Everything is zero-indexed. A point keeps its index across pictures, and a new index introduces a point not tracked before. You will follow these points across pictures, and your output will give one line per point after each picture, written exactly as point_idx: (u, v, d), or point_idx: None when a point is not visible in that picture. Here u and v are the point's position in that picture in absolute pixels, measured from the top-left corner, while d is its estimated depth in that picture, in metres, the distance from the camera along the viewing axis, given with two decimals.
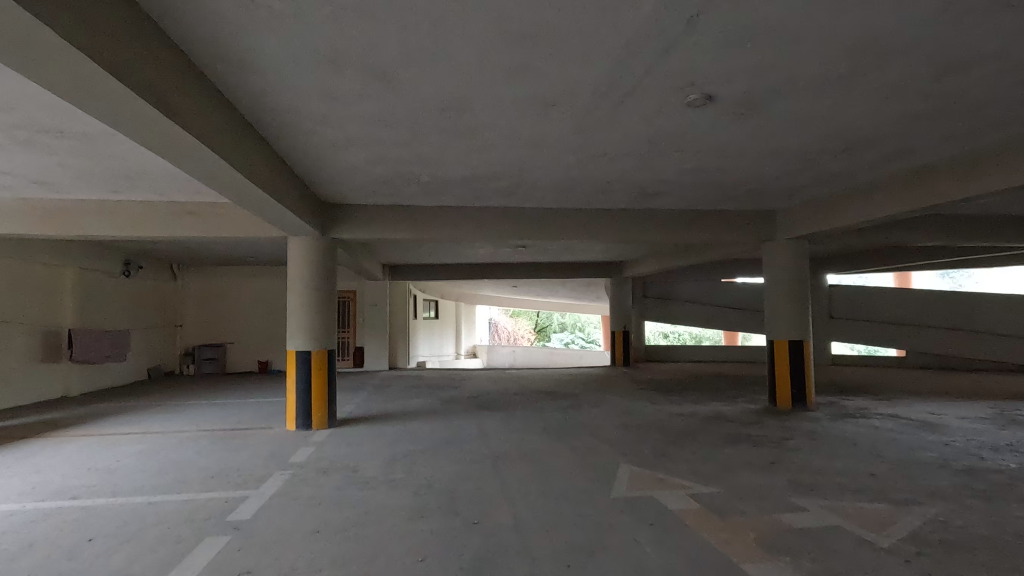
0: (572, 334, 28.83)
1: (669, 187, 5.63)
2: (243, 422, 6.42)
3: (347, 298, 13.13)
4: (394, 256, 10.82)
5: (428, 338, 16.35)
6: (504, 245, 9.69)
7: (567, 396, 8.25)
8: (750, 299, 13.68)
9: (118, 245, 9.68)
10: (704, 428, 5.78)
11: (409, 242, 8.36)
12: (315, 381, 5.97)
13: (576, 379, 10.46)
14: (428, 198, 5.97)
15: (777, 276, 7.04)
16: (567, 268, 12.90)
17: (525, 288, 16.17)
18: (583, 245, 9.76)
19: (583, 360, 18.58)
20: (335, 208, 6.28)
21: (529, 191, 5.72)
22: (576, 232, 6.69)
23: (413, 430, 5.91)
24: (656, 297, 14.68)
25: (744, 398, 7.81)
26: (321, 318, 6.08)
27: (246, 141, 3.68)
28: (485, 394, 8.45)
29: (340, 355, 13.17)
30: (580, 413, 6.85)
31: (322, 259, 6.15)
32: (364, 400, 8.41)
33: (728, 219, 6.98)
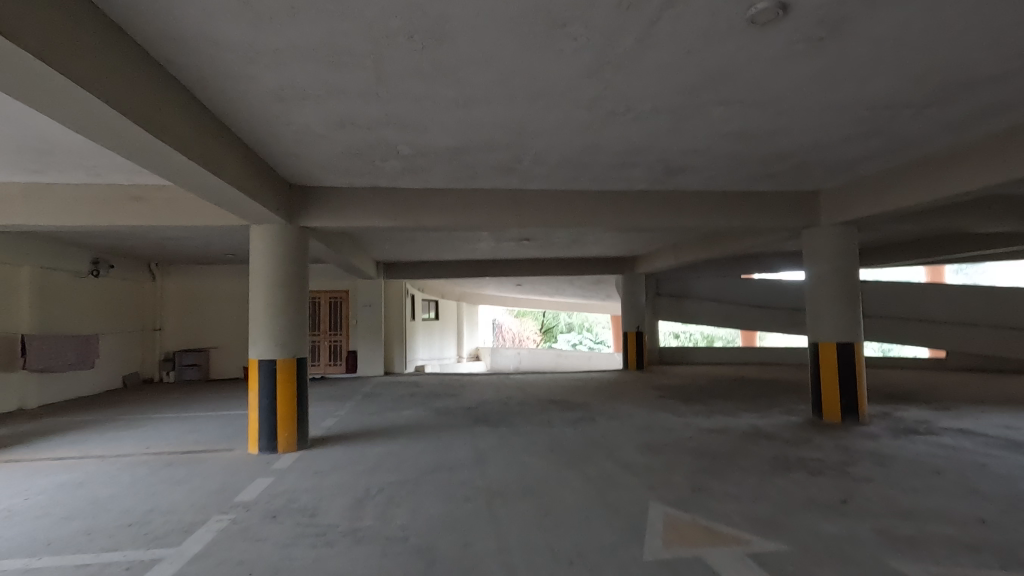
0: (580, 335, 27.86)
1: (701, 162, 4.69)
2: (200, 442, 5.52)
3: (339, 299, 12.34)
4: (386, 251, 9.91)
5: (427, 340, 15.43)
6: (506, 238, 8.77)
7: (578, 407, 7.30)
8: (769, 298, 12.80)
9: (82, 243, 8.77)
10: (744, 450, 4.81)
11: (399, 234, 7.44)
12: (283, 396, 5.06)
13: (587, 386, 9.51)
14: (411, 177, 5.04)
15: (822, 267, 6.06)
16: (575, 264, 11.96)
17: (530, 287, 15.24)
18: (593, 237, 8.84)
19: (592, 362, 17.63)
20: (305, 190, 5.36)
21: (532, 168, 4.79)
22: (587, 218, 5.74)
23: (397, 453, 4.98)
24: (670, 294, 13.69)
25: (780, 409, 6.83)
26: (289, 320, 5.16)
27: (153, 88, 2.78)
28: (485, 406, 7.51)
29: (333, 360, 12.29)
30: (594, 429, 5.91)
31: (289, 250, 5.23)
32: (349, 412, 7.49)
33: (764, 202, 6.00)
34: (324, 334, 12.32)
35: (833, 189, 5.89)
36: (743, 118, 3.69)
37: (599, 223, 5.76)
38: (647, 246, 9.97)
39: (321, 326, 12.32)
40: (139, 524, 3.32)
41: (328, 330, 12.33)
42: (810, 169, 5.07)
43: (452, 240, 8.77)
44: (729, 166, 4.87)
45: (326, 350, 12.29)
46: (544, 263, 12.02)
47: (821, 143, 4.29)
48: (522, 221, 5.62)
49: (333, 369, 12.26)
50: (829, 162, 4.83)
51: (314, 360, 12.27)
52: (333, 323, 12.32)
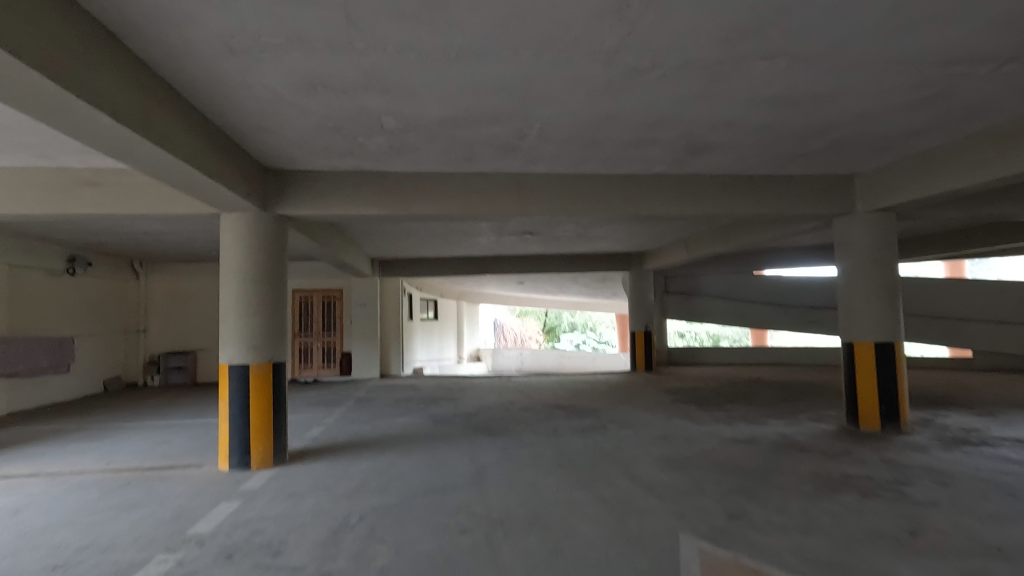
0: (583, 335, 27.29)
1: (729, 136, 4.11)
2: (168, 457, 4.95)
3: (332, 298, 11.79)
4: (381, 246, 9.35)
5: (426, 341, 14.86)
6: (507, 231, 8.21)
7: (587, 413, 6.73)
8: (782, 295, 12.25)
9: (55, 240, 8.22)
10: (778, 466, 4.24)
11: (392, 225, 6.86)
12: (257, 407, 4.49)
13: (595, 389, 8.95)
14: (401, 158, 4.47)
15: (857, 259, 5.48)
16: (580, 261, 11.39)
17: (533, 286, 14.67)
18: (600, 230, 8.27)
19: (597, 362, 17.07)
20: (281, 173, 4.78)
21: (537, 145, 4.21)
22: (598, 205, 5.16)
23: (385, 470, 4.40)
24: (679, 293, 13.10)
25: (809, 414, 6.24)
26: (263, 320, 4.58)
27: (62, 30, 2.21)
28: (486, 412, 6.92)
29: (327, 363, 11.73)
30: (606, 439, 5.33)
31: (264, 241, 4.65)
32: (339, 418, 6.92)
33: (794, 187, 5.41)
34: (317, 335, 11.76)
35: (870, 171, 5.30)
36: (790, 76, 3.10)
37: (611, 210, 5.17)
38: (657, 239, 9.40)
39: (314, 327, 11.77)
40: (65, 567, 2.75)
41: (321, 331, 11.77)
42: (850, 147, 4.49)
43: (450, 234, 8.20)
44: (760, 142, 4.29)
45: (319, 352, 11.74)
46: (547, 260, 11.46)
47: (871, 111, 3.71)
48: (525, 208, 5.04)
49: (326, 372, 11.70)
50: (874, 137, 4.25)
51: (307, 362, 11.71)
52: (326, 323, 11.77)
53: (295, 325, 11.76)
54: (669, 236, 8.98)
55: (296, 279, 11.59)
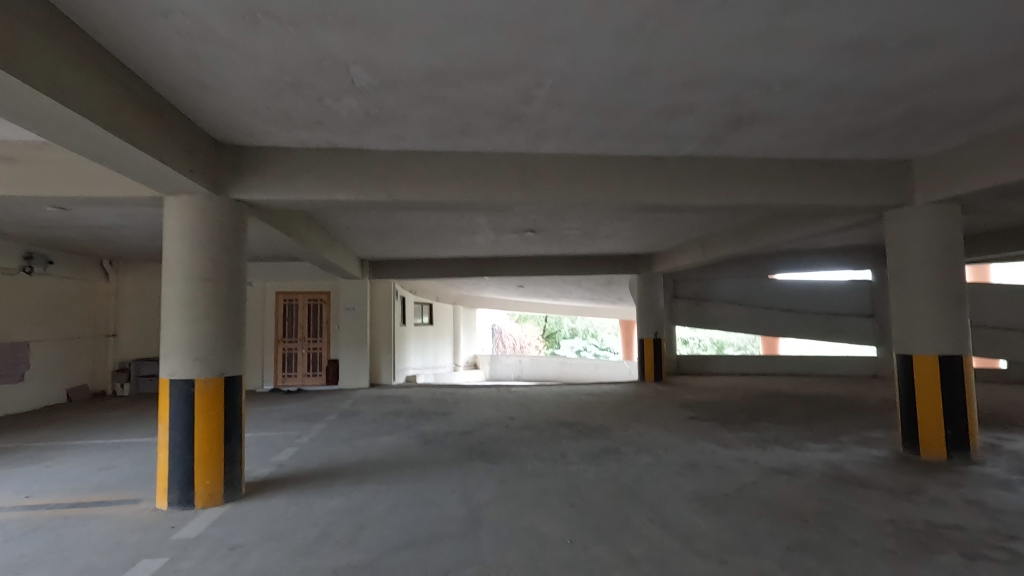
0: (585, 341, 26.53)
1: (784, 103, 3.34)
2: (102, 488, 4.14)
3: (319, 301, 11.03)
4: (369, 244, 8.61)
5: (420, 348, 14.06)
6: (506, 228, 7.44)
7: (597, 433, 5.93)
8: (799, 301, 11.55)
9: (7, 235, 7.43)
10: (840, 509, 3.46)
11: (377, 214, 6.08)
12: (204, 431, 3.69)
13: (602, 403, 8.18)
14: (381, 130, 3.70)
15: (915, 258, 4.70)
16: (584, 263, 10.65)
17: (533, 290, 13.92)
18: (609, 228, 7.52)
19: (599, 371, 16.30)
20: (237, 149, 3.98)
21: (547, 113, 3.43)
22: (616, 191, 4.37)
23: (360, 510, 3.59)
24: (688, 297, 12.27)
25: (852, 436, 5.46)
26: (214, 326, 3.79)
27: None
28: (483, 431, 6.12)
29: (312, 371, 10.91)
30: (624, 467, 4.53)
31: (215, 230, 3.85)
32: (316, 436, 6.10)
33: (843, 174, 4.65)
34: (303, 341, 10.95)
35: (934, 154, 4.53)
36: (889, 5, 2.34)
37: (631, 198, 4.38)
38: (669, 239, 8.64)
39: (299, 332, 10.97)
40: None
41: (307, 337, 10.97)
42: (924, 120, 3.72)
43: (444, 230, 7.43)
44: (819, 112, 3.52)
45: (304, 360, 10.91)
46: (549, 263, 10.71)
47: (967, 67, 2.95)
48: (531, 195, 4.26)
49: (311, 381, 10.89)
50: (958, 107, 3.49)
51: (290, 371, 10.88)
52: (312, 329, 10.99)
53: (278, 330, 10.94)
54: (683, 235, 8.23)
55: (281, 281, 10.83)
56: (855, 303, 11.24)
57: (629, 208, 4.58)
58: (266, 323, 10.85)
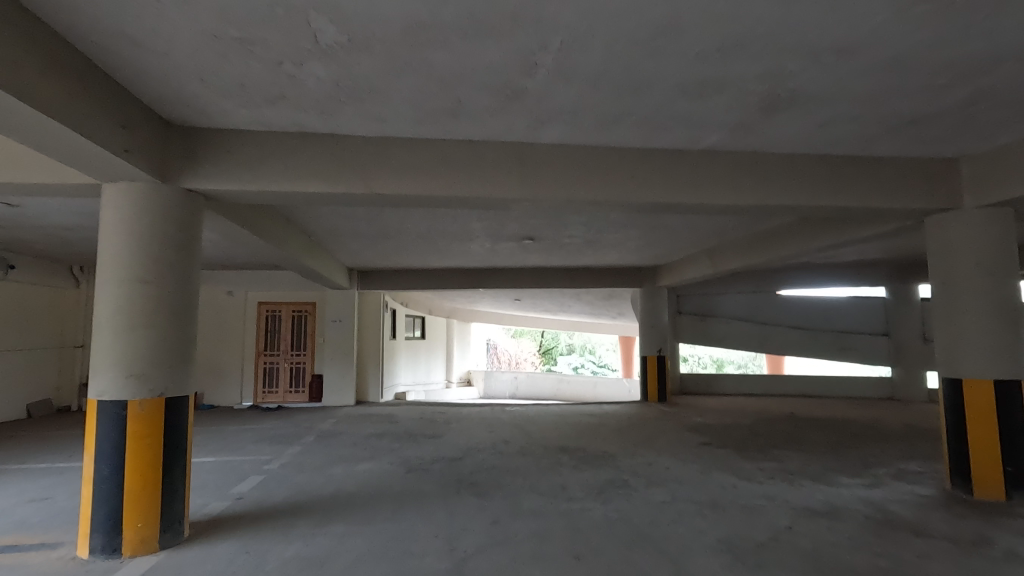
0: (583, 357, 25.93)
1: (833, 78, 2.82)
2: (22, 528, 3.51)
3: (304, 313, 10.44)
4: (357, 250, 8.07)
5: (410, 363, 13.43)
6: (503, 235, 6.90)
7: (601, 461, 5.33)
8: (808, 318, 11.04)
9: None
10: (899, 566, 2.87)
11: (360, 214, 5.52)
12: (137, 463, 3.09)
13: (604, 426, 7.57)
14: (357, 110, 3.16)
15: (965, 269, 4.16)
16: (584, 275, 10.13)
17: (530, 303, 13.38)
18: (614, 236, 6.99)
19: (598, 389, 15.69)
20: (190, 131, 3.42)
21: (552, 88, 2.91)
22: (629, 188, 3.83)
23: (322, 561, 2.98)
24: (692, 313, 11.61)
25: (887, 469, 4.88)
26: (155, 337, 3.20)
27: None
28: (474, 458, 5.51)
29: (294, 387, 10.29)
30: (634, 505, 3.94)
31: (161, 224, 3.27)
32: (288, 461, 5.47)
33: (883, 173, 4.13)
34: (285, 355, 10.34)
35: (986, 151, 4.02)
36: None
37: (646, 196, 3.84)
38: (676, 250, 8.12)
39: (282, 345, 10.37)
40: None
41: (290, 350, 10.37)
42: (988, 107, 3.22)
43: (435, 236, 6.89)
44: (871, 91, 3.00)
45: (286, 375, 10.29)
46: (548, 274, 10.17)
47: None
48: (531, 190, 3.72)
49: (293, 398, 10.26)
50: None
51: (271, 387, 10.24)
52: (296, 342, 10.40)
53: (259, 343, 10.31)
54: (692, 245, 7.71)
55: (265, 291, 10.25)
56: (868, 321, 10.73)
57: (642, 208, 4.05)
58: (247, 335, 10.23)
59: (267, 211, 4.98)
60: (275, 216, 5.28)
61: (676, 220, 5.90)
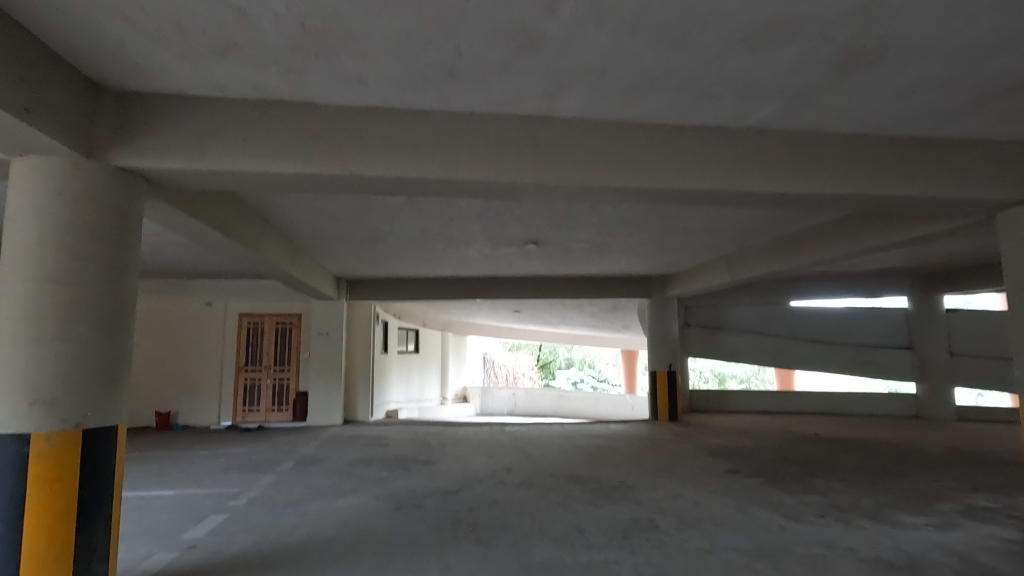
0: (582, 371, 25.17)
1: (938, 19, 2.20)
2: None
3: (288, 325, 9.71)
4: (344, 256, 7.40)
5: (403, 379, 12.69)
6: (504, 239, 6.28)
7: (619, 495, 4.64)
8: (825, 331, 10.41)
9: None
10: None
11: (343, 209, 4.86)
12: (40, 516, 2.36)
13: (615, 449, 6.88)
14: (329, 65, 2.51)
15: None
16: (588, 285, 9.49)
17: (529, 315, 12.69)
18: (626, 240, 6.36)
19: (600, 406, 14.95)
20: (127, 97, 2.78)
21: (578, 33, 2.27)
22: (662, 172, 3.19)
23: None
24: (701, 326, 10.91)
25: (953, 505, 4.20)
26: (70, 352, 2.50)
27: None
28: (473, 491, 4.80)
29: (277, 406, 9.54)
30: (669, 557, 3.24)
31: (83, 208, 2.59)
32: (258, 495, 4.74)
33: (958, 157, 3.50)
34: (267, 371, 9.60)
35: None
36: None
37: (682, 182, 3.20)
38: (690, 257, 7.51)
39: (264, 360, 9.62)
40: None
41: (272, 366, 9.62)
42: None
43: (429, 240, 6.25)
44: (977, 42, 2.38)
45: (268, 392, 9.53)
46: (550, 284, 9.51)
47: None
48: (546, 174, 3.07)
49: (276, 417, 9.50)
50: None
51: (252, 406, 9.48)
52: (279, 356, 9.65)
53: (239, 358, 9.55)
54: (708, 252, 7.10)
55: (247, 301, 9.54)
56: (889, 333, 10.13)
57: (674, 198, 3.41)
58: (226, 349, 9.47)
59: (233, 205, 4.30)
60: (242, 211, 4.59)
61: (698, 219, 5.28)
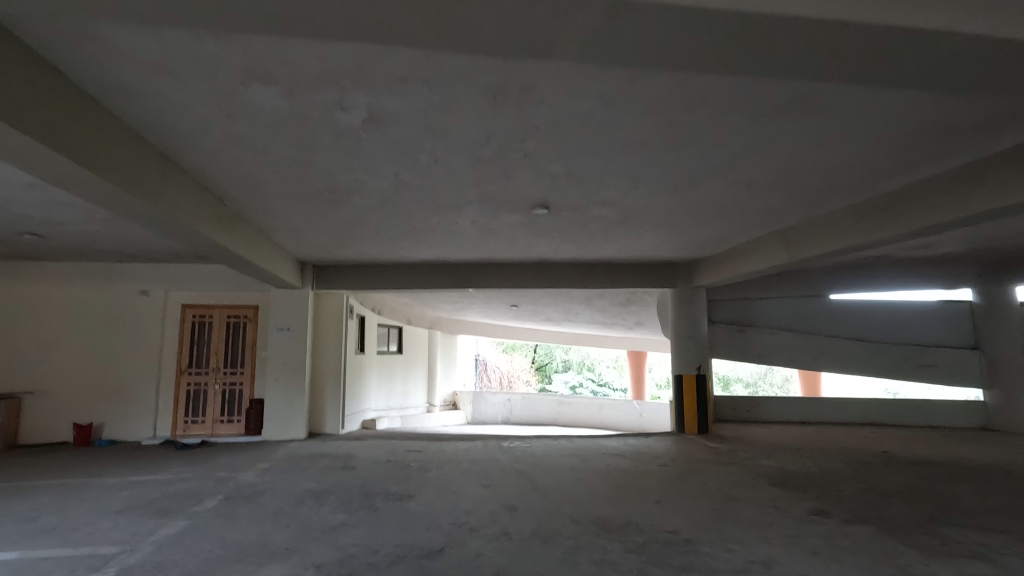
0: (581, 375, 23.64)
1: None
2: None
3: (241, 320, 8.09)
4: (301, 230, 5.84)
5: (383, 384, 11.12)
6: (506, 201, 4.75)
7: (681, 561, 3.10)
8: (874, 329, 8.98)
9: None
10: None
11: (273, 132, 3.31)
12: None
13: (645, 475, 5.36)
14: None
15: None
16: (602, 274, 8.02)
17: (528, 311, 11.16)
18: (666, 203, 4.85)
19: (604, 412, 13.68)
20: None
21: None
22: None
23: None
24: (728, 323, 9.35)
25: None
26: None
27: None
28: (462, 553, 3.25)
29: (226, 416, 7.88)
30: None
31: None
32: (140, 562, 3.16)
33: None
34: (214, 375, 7.91)
35: None
36: None
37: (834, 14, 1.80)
38: (736, 233, 6.01)
39: (211, 362, 7.95)
40: None
41: (221, 368, 7.94)
42: None
43: (406, 200, 4.70)
44: None
45: (215, 400, 7.88)
46: (556, 272, 8.01)
47: None
48: None
49: (225, 431, 7.84)
50: None
51: (195, 416, 7.81)
52: (229, 357, 7.98)
53: (180, 359, 7.86)
54: (764, 224, 5.60)
55: (191, 290, 7.90)
56: (947, 330, 8.77)
57: (804, 53, 1.99)
58: (165, 347, 7.83)
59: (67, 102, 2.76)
60: (94, 117, 3.00)
61: (780, 159, 3.79)
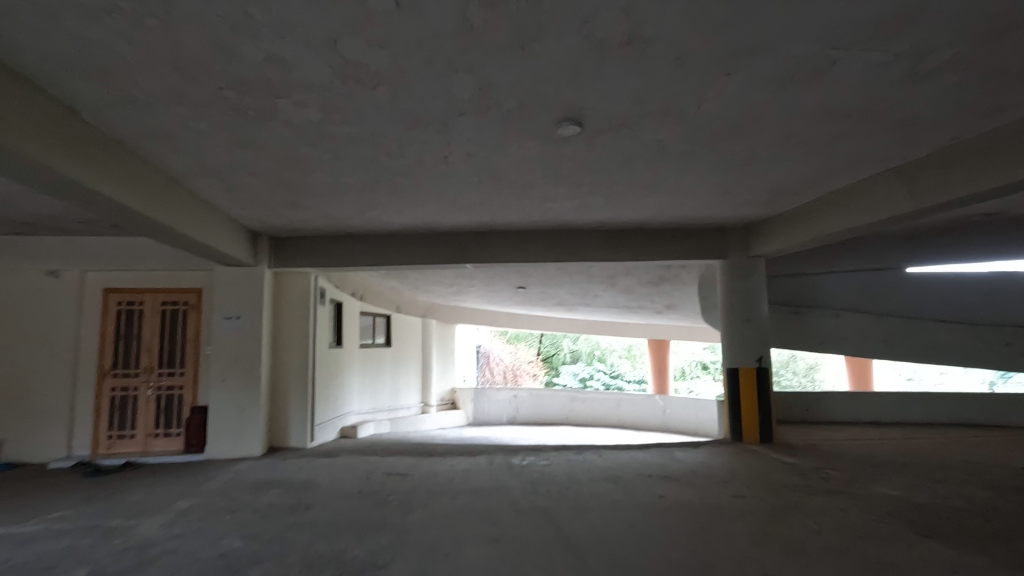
0: (591, 367, 21.92)
1: None
2: None
3: (181, 309, 6.42)
4: (229, 175, 4.16)
5: (368, 382, 9.51)
6: (518, 108, 3.07)
7: None
8: (963, 307, 7.36)
9: None
10: None
11: None
12: None
13: (722, 516, 3.71)
14: None
15: None
16: (632, 243, 6.34)
17: (536, 294, 9.52)
18: (763, 108, 3.16)
19: (622, 410, 12.14)
20: None
21: None
22: None
23: None
24: (783, 304, 7.77)
25: None
26: None
27: None
28: None
29: (162, 428, 6.24)
30: None
31: None
32: None
33: None
34: (146, 377, 6.26)
35: None
36: None
37: None
38: (836, 171, 4.32)
39: (142, 360, 6.28)
40: None
41: (154, 369, 6.28)
42: None
43: (362, 107, 3.02)
44: None
45: (148, 409, 6.23)
46: (575, 241, 6.33)
47: None
48: None
49: (160, 447, 6.19)
50: None
51: (123, 430, 6.17)
52: (165, 354, 6.32)
53: (103, 358, 6.21)
54: (885, 152, 3.90)
55: (116, 270, 6.25)
56: None
57: None
58: (83, 343, 6.18)
59: None
60: None
61: None
